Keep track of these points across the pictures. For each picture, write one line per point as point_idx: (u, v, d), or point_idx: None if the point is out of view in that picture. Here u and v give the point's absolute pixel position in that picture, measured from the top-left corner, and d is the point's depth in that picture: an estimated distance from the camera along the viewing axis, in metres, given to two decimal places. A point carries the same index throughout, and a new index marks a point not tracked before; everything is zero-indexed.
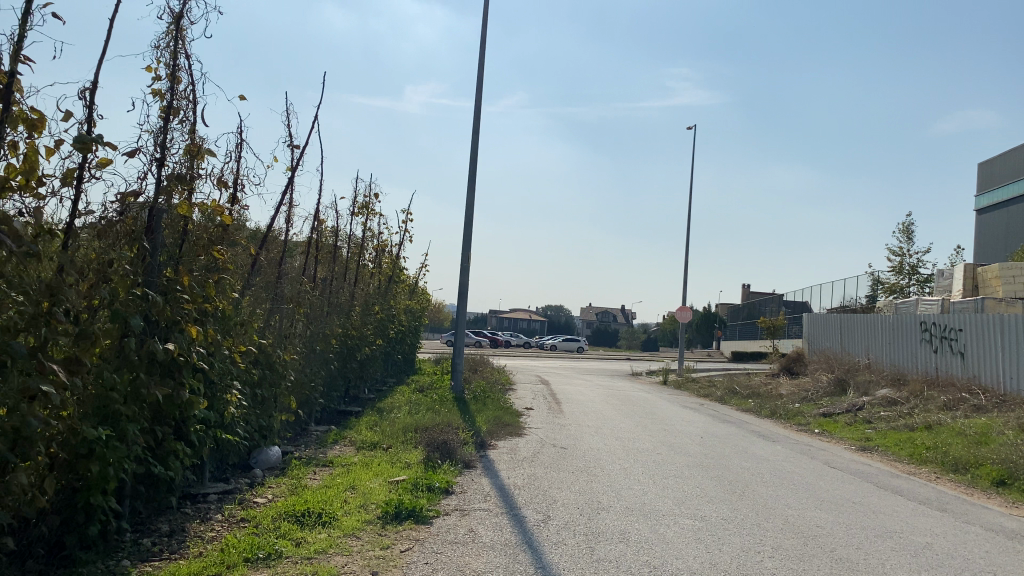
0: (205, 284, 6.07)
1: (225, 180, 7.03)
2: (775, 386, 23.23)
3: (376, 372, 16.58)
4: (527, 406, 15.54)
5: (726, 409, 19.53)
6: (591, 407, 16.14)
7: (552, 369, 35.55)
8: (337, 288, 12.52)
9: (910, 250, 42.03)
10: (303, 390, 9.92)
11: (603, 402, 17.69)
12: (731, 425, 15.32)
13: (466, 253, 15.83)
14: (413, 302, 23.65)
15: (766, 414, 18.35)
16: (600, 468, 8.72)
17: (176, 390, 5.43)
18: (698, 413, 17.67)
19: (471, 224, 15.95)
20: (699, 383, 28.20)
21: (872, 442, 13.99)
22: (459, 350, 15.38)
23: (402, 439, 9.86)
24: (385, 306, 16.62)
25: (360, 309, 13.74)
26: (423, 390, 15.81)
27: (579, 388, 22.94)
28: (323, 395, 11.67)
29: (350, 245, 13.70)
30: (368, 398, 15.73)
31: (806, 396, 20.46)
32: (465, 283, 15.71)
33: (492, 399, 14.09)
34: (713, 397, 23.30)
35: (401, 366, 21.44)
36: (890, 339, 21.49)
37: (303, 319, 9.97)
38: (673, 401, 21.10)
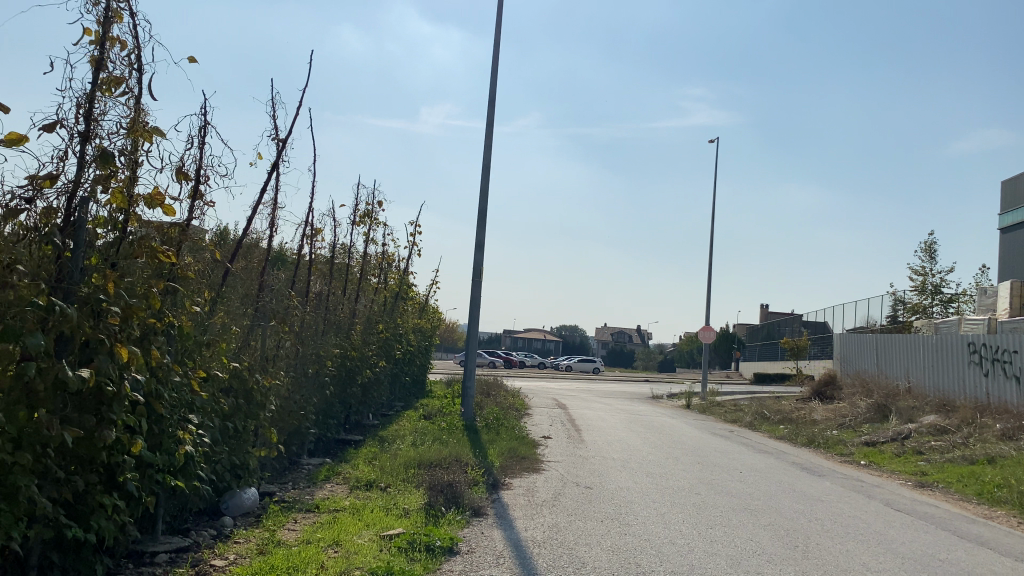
0: (148, 294, 4.88)
1: (185, 173, 5.88)
2: (808, 411, 21.76)
3: (381, 396, 15.33)
4: (545, 434, 14.24)
5: (758, 436, 18.10)
6: (614, 436, 14.82)
7: (570, 391, 34.22)
8: (336, 304, 11.31)
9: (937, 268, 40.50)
10: (288, 421, 8.71)
11: (627, 430, 16.32)
12: (769, 457, 13.91)
13: (479, 268, 14.57)
14: (423, 321, 22.45)
15: (803, 443, 16.91)
16: (634, 515, 7.41)
17: (99, 429, 4.22)
18: (730, 442, 16.26)
19: (484, 235, 14.69)
20: (724, 407, 26.76)
21: (929, 476, 12.54)
22: (470, 373, 14.10)
23: (402, 477, 8.60)
24: (392, 324, 15.40)
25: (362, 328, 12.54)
26: (431, 416, 14.54)
27: (599, 413, 21.59)
28: (317, 425, 10.47)
29: (350, 258, 12.49)
30: (372, 424, 14.50)
31: (844, 422, 19.00)
32: (477, 299, 14.44)
33: (506, 427, 12.81)
34: (741, 423, 21.87)
35: (410, 389, 20.19)
36: (934, 361, 19.99)
37: (291, 340, 8.78)
38: (700, 427, 19.70)
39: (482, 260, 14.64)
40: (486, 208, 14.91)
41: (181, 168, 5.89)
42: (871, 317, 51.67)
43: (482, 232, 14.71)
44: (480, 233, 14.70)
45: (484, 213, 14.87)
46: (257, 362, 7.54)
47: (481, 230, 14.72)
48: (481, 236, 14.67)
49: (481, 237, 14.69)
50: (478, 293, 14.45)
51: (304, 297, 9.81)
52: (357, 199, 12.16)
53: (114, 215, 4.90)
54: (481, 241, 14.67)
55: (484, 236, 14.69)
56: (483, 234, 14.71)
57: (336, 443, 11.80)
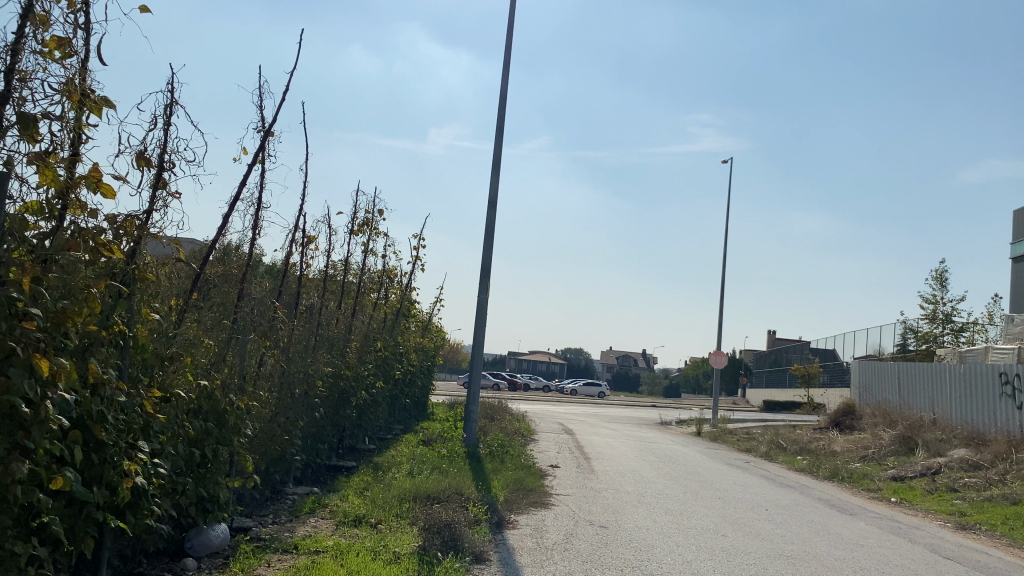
0: (87, 297, 4.05)
1: (147, 158, 5.08)
2: (827, 441, 20.73)
3: (379, 418, 14.44)
4: (553, 463, 13.32)
5: (776, 469, 17.13)
6: (626, 466, 13.88)
7: (576, 416, 33.19)
8: (330, 319, 10.47)
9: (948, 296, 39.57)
10: (266, 446, 7.88)
11: (638, 459, 15.36)
12: (793, 492, 12.92)
13: (484, 284, 13.69)
14: (426, 340, 21.59)
15: (825, 476, 15.91)
16: (657, 563, 6.51)
17: (6, 462, 3.40)
18: (749, 473, 15.27)
19: (491, 248, 13.81)
20: (737, 435, 25.74)
21: (970, 516, 11.54)
22: (473, 396, 13.19)
23: (395, 512, 7.71)
24: (392, 340, 14.55)
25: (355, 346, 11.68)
26: (431, 442, 13.62)
27: (607, 439, 20.62)
28: (303, 450, 9.61)
29: (348, 270, 11.64)
30: (368, 449, 13.61)
31: (867, 454, 17.98)
32: (482, 317, 13.54)
33: (511, 455, 11.90)
34: (757, 453, 20.86)
35: (410, 411, 19.28)
36: (961, 392, 18.99)
37: (275, 357, 7.95)
38: (715, 457, 18.72)
39: (488, 276, 13.77)
40: (493, 220, 14.05)
41: (143, 153, 5.09)
42: (883, 346, 50.57)
43: (489, 245, 13.83)
44: (486, 247, 13.82)
45: (492, 225, 14.00)
46: (231, 380, 6.70)
47: (488, 243, 13.84)
48: (487, 250, 13.80)
49: (488, 251, 13.81)
50: (484, 311, 13.57)
51: (290, 311, 9.01)
52: (355, 207, 11.31)
53: (50, 200, 4.09)
54: (488, 255, 13.80)
55: (491, 249, 13.81)
56: (490, 248, 13.83)
57: (325, 469, 10.92)
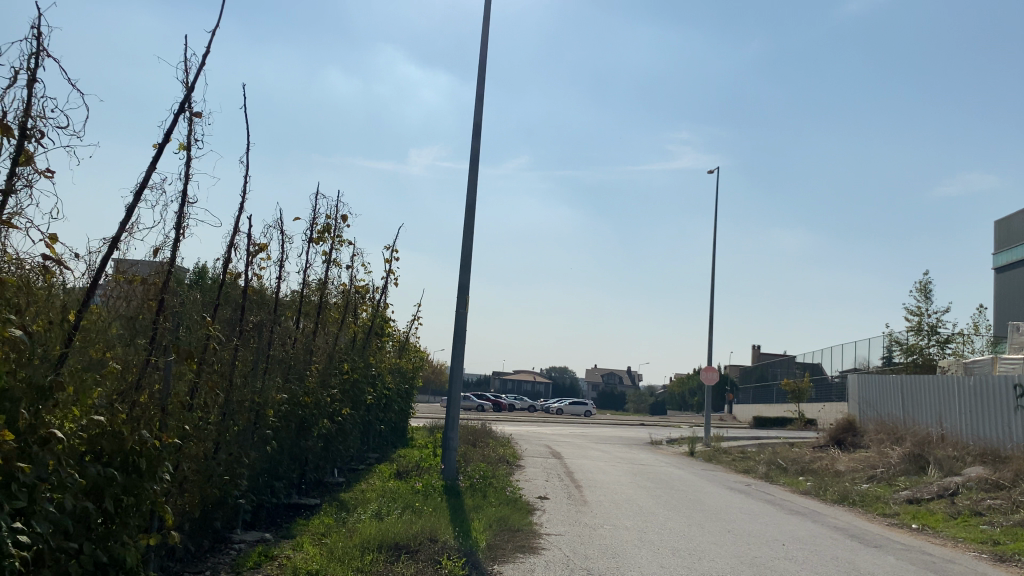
0: None
1: (5, 125, 3.89)
2: (829, 461, 19.60)
3: (348, 448, 13.14)
4: (541, 494, 12.08)
5: (780, 492, 15.95)
6: (621, 495, 12.65)
7: (563, 437, 31.89)
8: (285, 339, 9.21)
9: (929, 308, 38.82)
10: (200, 490, 6.62)
11: (633, 486, 14.12)
12: (807, 522, 11.70)
13: (463, 299, 12.45)
14: (402, 360, 20.31)
15: (834, 500, 14.74)
16: None
17: None
18: (753, 499, 14.05)
19: (469, 259, 12.58)
20: (732, 455, 24.58)
21: (1004, 544, 10.40)
22: (452, 423, 11.92)
23: (355, 566, 6.43)
24: (362, 362, 13.29)
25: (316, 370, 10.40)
26: (405, 474, 12.33)
27: (597, 463, 19.39)
28: (253, 491, 8.34)
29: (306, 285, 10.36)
30: (336, 483, 12.30)
31: (875, 474, 16.85)
32: (461, 335, 12.31)
33: (495, 488, 10.64)
34: (755, 474, 19.69)
35: (385, 439, 17.94)
36: (972, 406, 17.94)
37: (211, 383, 6.70)
38: (713, 480, 17.51)
39: (467, 290, 12.54)
40: (471, 229, 12.82)
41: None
42: (871, 358, 49.79)
43: (467, 256, 12.60)
44: (464, 258, 12.58)
45: (470, 234, 12.76)
46: (146, 413, 5.45)
47: (466, 254, 12.59)
48: (465, 261, 12.57)
49: (466, 262, 12.57)
50: (462, 329, 12.34)
51: (233, 330, 7.77)
52: (314, 213, 10.06)
53: None
54: (466, 267, 12.57)
55: (469, 261, 12.58)
56: (468, 259, 12.60)
57: (282, 510, 9.63)
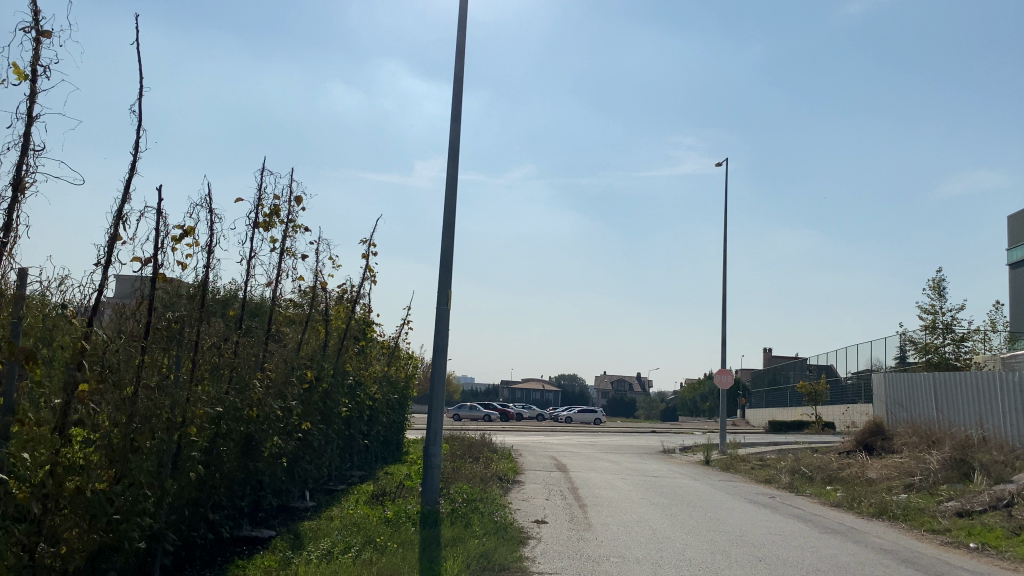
0: None
1: None
2: (858, 468, 17.88)
3: (318, 467, 11.54)
4: (539, 518, 10.45)
5: (809, 505, 14.26)
6: (632, 516, 11.02)
7: (571, 447, 30.21)
8: (221, 340, 7.73)
9: (946, 305, 36.92)
10: (79, 532, 5.13)
11: (645, 503, 12.44)
12: (848, 543, 10.01)
13: (444, 293, 10.85)
14: (391, 369, 18.72)
15: (873, 514, 13.04)
16: None
17: None
18: (783, 516, 12.34)
19: (451, 246, 10.98)
20: (751, 464, 22.85)
21: None
22: (434, 436, 10.34)
23: None
24: (331, 368, 11.77)
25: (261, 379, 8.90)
26: (382, 496, 10.72)
27: (604, 476, 17.76)
28: (177, 528, 6.90)
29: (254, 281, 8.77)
30: (304, 508, 10.80)
31: (913, 483, 15.12)
32: (443, 335, 10.71)
33: (482, 513, 9.03)
34: (778, 485, 18.00)
35: (370, 455, 16.29)
36: (1019, 405, 16.24)
37: (97, 394, 5.22)
38: (734, 493, 15.84)
39: (449, 282, 10.89)
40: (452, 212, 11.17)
41: None
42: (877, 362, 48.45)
43: (449, 243, 10.98)
44: (444, 246, 10.98)
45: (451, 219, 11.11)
46: None
47: (447, 241, 10.99)
48: (446, 250, 10.96)
49: (446, 252, 10.96)
50: (445, 328, 10.73)
51: (142, 331, 6.30)
52: (259, 192, 8.49)
53: None
54: (447, 256, 10.95)
55: (452, 248, 10.99)
56: (451, 247, 10.98)
57: (224, 546, 8.17)
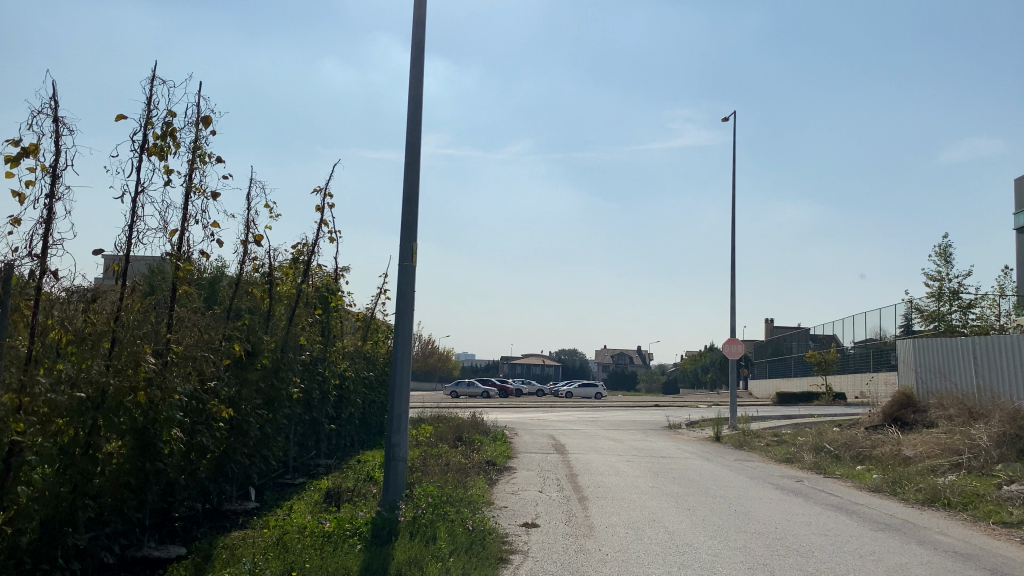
0: None
1: None
2: (891, 445, 15.98)
3: (260, 461, 9.63)
4: (527, 519, 8.42)
5: (843, 491, 12.36)
6: (641, 513, 9.06)
7: (571, 424, 28.50)
8: (88, 303, 6.03)
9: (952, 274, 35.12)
10: None
11: (656, 495, 10.48)
12: (911, 545, 8.03)
13: (407, 246, 8.81)
14: (368, 343, 16.78)
15: (922, 502, 11.12)
16: None
17: None
18: (821, 508, 10.39)
19: (415, 189, 8.94)
20: (766, 440, 21.02)
21: None
22: (398, 424, 8.36)
23: None
24: (274, 341, 9.82)
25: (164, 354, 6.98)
26: (336, 496, 8.76)
27: (607, 458, 15.88)
28: (13, 558, 5.17)
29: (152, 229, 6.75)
30: (242, 511, 8.93)
31: (960, 463, 13.21)
32: (409, 298, 8.67)
33: (452, 520, 7.04)
34: (800, 465, 16.14)
35: (342, 440, 14.37)
36: None
37: None
38: (754, 477, 13.93)
39: (414, 233, 8.86)
40: (416, 146, 9.06)
41: None
42: (884, 329, 46.73)
43: (413, 185, 8.93)
44: (407, 188, 8.92)
45: (413, 156, 9.01)
46: None
47: (410, 183, 8.92)
48: (410, 195, 8.90)
49: (410, 196, 8.91)
50: (409, 290, 8.69)
51: None
52: (148, 106, 6.50)
53: None
54: (411, 202, 8.90)
55: (417, 189, 8.94)
56: (415, 190, 8.94)
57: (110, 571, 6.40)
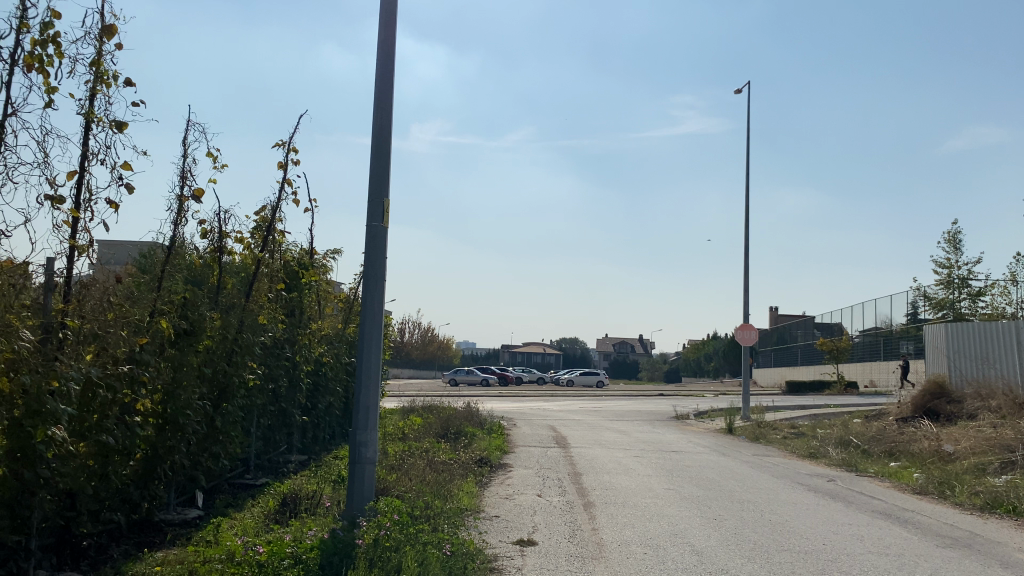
0: None
1: None
2: (927, 439, 14.47)
3: (205, 460, 8.12)
4: (521, 535, 6.91)
5: (885, 493, 10.85)
6: (660, 526, 7.56)
7: (575, 413, 27.03)
8: None
9: None
10: None
11: (675, 501, 8.97)
12: (995, 569, 6.53)
13: (376, 204, 7.28)
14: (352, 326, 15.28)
15: (982, 507, 9.61)
16: None
17: None
18: (867, 515, 8.85)
19: (387, 133, 7.42)
20: (784, 433, 19.52)
21: None
22: (365, 418, 6.85)
23: None
24: (222, 318, 8.29)
25: (54, 331, 5.50)
26: (293, 509, 7.24)
27: (614, 453, 14.39)
28: None
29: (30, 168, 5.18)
30: (181, 522, 7.44)
31: (1013, 460, 11.69)
32: (379, 265, 7.14)
33: (421, 542, 5.52)
34: (826, 460, 14.65)
35: (318, 434, 12.86)
36: None
37: None
38: (779, 474, 12.44)
39: (385, 187, 7.33)
40: (388, 80, 7.51)
41: None
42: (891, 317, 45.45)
43: (384, 128, 7.41)
44: (377, 132, 7.39)
45: (384, 92, 7.47)
46: None
47: (380, 127, 7.40)
48: (379, 141, 7.37)
49: (381, 141, 7.37)
50: (379, 256, 7.17)
51: None
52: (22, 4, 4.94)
53: None
54: (382, 149, 7.37)
55: (388, 135, 7.43)
56: (387, 134, 7.42)
57: None
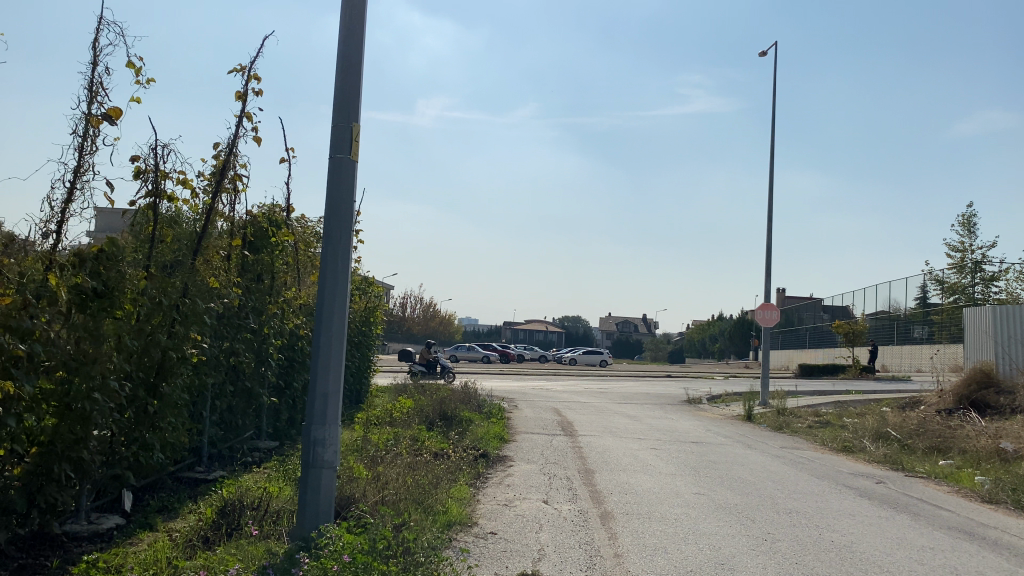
0: None
1: None
2: (979, 434, 12.85)
3: (130, 452, 6.52)
4: (523, 562, 5.32)
5: (949, 501, 9.26)
6: (698, 550, 5.98)
7: (582, 394, 25.50)
8: None
9: None
10: None
11: (710, 512, 7.38)
12: None
13: (342, 131, 5.60)
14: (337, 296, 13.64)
15: None
16: None
17: None
18: (946, 535, 7.21)
19: (357, 41, 5.73)
20: (810, 421, 17.90)
21: None
22: (321, 410, 5.23)
23: None
24: (155, 278, 6.66)
25: None
26: (230, 523, 5.67)
27: (628, 443, 12.81)
28: None
29: None
30: (91, 533, 5.88)
31: None
32: (343, 211, 5.48)
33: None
34: (865, 455, 13.06)
35: (292, 417, 11.29)
36: None
37: None
38: (819, 474, 10.84)
39: (354, 109, 5.65)
40: None
41: None
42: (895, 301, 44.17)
43: (353, 35, 5.72)
44: (346, 39, 5.70)
45: None
46: None
47: (349, 33, 5.71)
48: (348, 50, 5.69)
49: (348, 49, 5.69)
50: (345, 199, 5.53)
51: None
52: None
53: None
54: (350, 60, 5.68)
55: (358, 42, 5.74)
56: (356, 43, 5.73)
57: None
